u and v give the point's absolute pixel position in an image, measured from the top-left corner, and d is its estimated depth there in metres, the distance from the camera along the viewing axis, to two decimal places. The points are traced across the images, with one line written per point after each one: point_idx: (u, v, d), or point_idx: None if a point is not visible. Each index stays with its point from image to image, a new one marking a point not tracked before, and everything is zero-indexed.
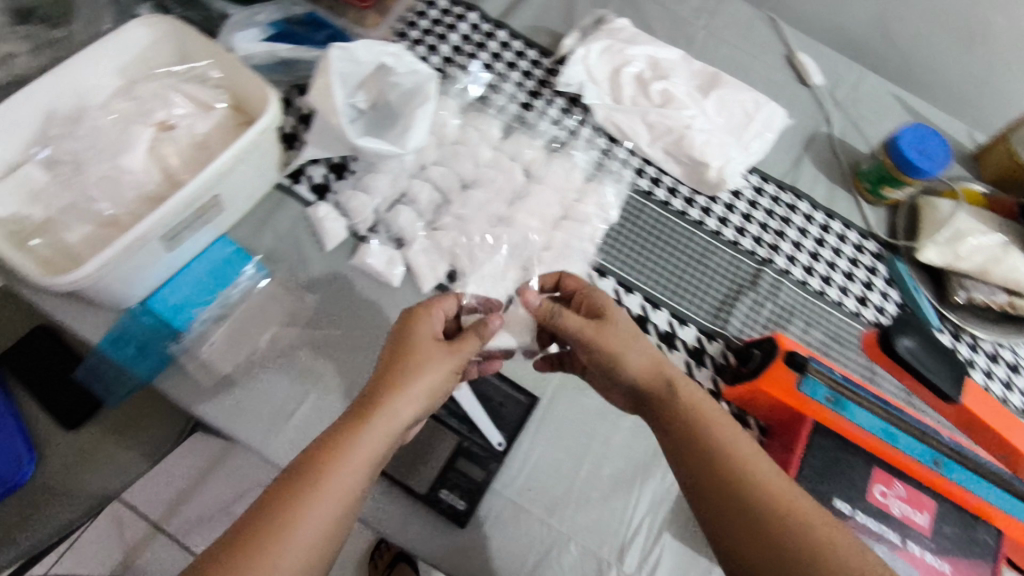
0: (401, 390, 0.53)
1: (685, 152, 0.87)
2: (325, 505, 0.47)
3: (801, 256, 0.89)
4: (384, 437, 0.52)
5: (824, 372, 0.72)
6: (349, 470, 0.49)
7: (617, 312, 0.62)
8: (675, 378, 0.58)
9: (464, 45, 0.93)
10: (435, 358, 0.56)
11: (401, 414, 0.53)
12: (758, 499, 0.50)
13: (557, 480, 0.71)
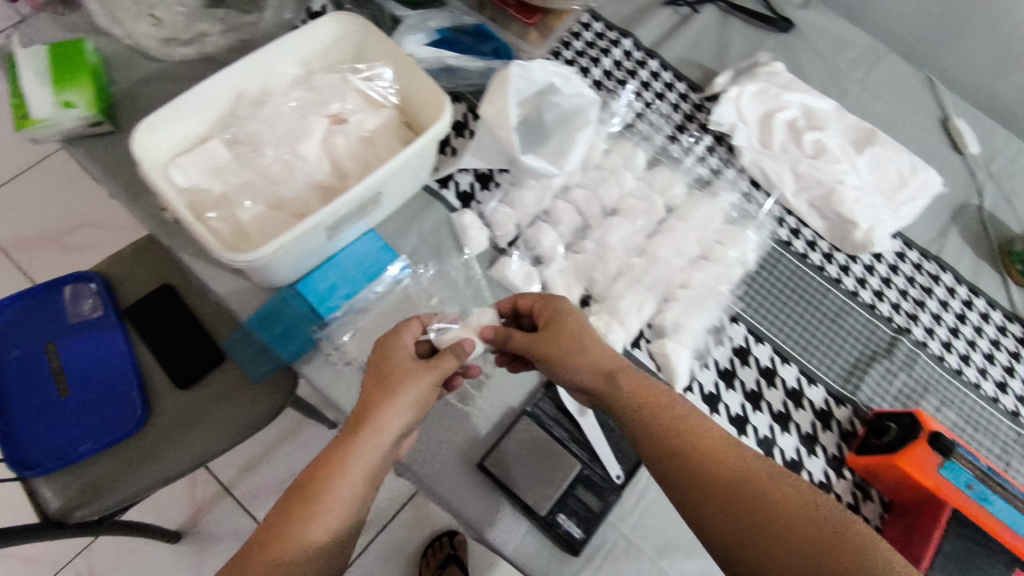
0: (396, 396, 0.56)
1: (833, 208, 0.85)
2: (334, 503, 0.51)
3: (940, 330, 0.85)
4: (388, 432, 0.54)
5: (969, 458, 0.69)
6: (354, 464, 0.52)
7: (567, 317, 0.63)
8: (616, 370, 0.60)
9: (615, 71, 0.92)
10: (426, 359, 0.59)
11: (403, 406, 0.56)
12: (751, 530, 0.51)
13: (672, 524, 0.70)
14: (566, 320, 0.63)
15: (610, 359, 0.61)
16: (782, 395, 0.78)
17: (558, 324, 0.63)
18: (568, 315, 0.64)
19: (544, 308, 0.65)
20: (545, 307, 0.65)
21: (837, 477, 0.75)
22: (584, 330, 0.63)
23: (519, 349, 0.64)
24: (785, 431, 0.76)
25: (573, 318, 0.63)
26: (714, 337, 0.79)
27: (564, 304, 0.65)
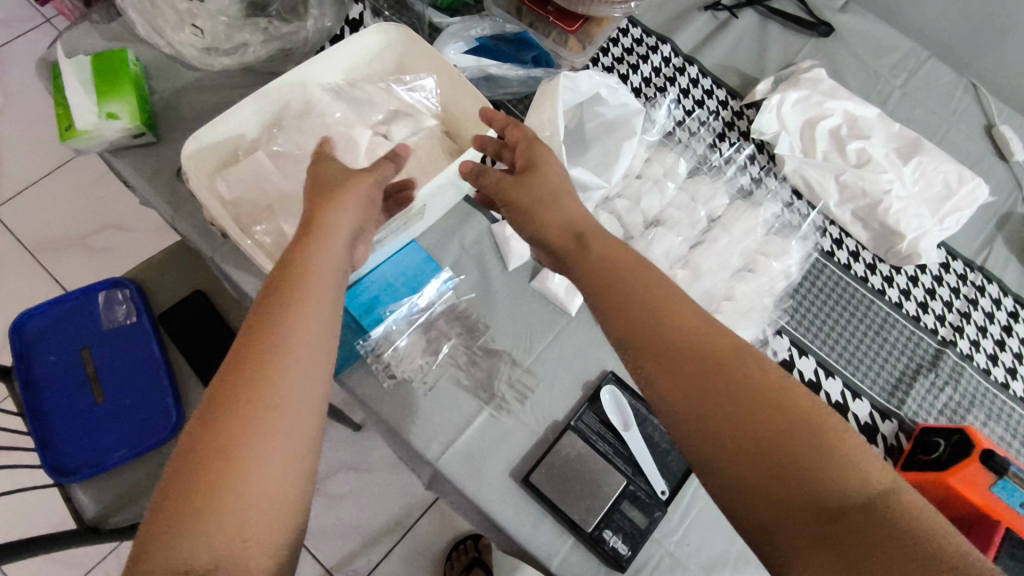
0: (305, 264, 0.50)
1: (878, 219, 0.84)
2: (262, 395, 0.43)
3: (986, 343, 0.84)
4: (302, 301, 0.48)
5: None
6: (274, 350, 0.45)
7: (544, 161, 0.61)
8: (584, 229, 0.57)
9: (655, 78, 0.92)
10: (340, 220, 0.53)
11: (318, 273, 0.50)
12: (725, 421, 0.45)
13: (718, 542, 0.69)
14: (543, 161, 0.61)
15: (574, 209, 0.58)
16: (827, 410, 0.77)
17: (530, 170, 0.60)
18: (545, 155, 0.61)
19: (523, 146, 0.62)
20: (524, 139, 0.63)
21: None
22: (561, 179, 0.61)
23: (489, 189, 0.61)
24: None
25: (545, 157, 0.61)
26: (759, 351, 0.78)
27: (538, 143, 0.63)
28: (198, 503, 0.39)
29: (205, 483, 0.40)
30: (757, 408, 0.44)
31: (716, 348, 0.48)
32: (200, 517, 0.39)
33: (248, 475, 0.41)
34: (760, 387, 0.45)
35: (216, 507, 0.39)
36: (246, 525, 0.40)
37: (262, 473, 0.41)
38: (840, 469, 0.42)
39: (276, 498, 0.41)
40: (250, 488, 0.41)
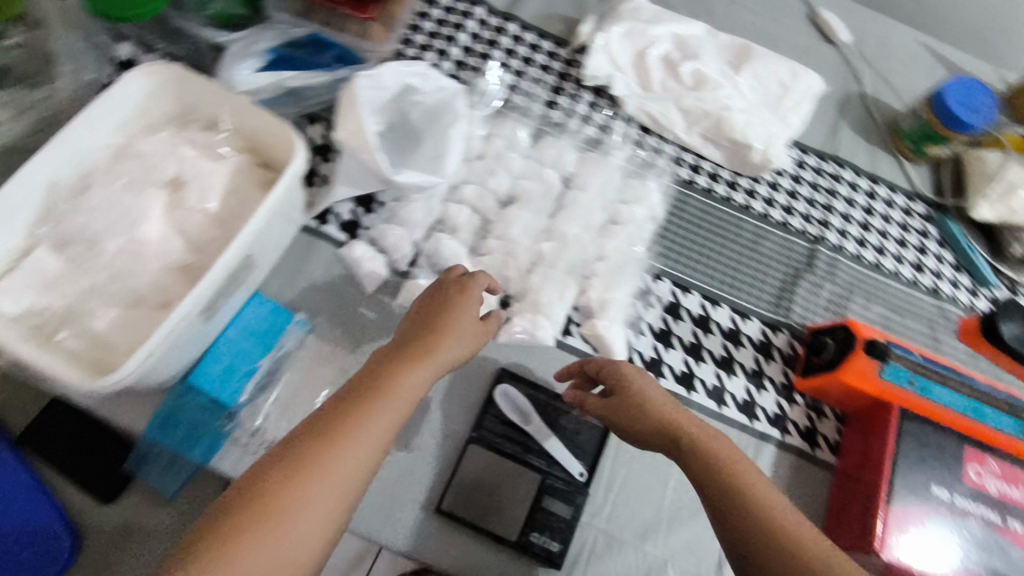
0: (414, 371, 0.52)
1: (725, 136, 0.83)
2: (322, 491, 0.45)
3: (852, 229, 0.86)
4: (394, 415, 0.50)
5: (905, 355, 0.70)
6: (354, 444, 0.47)
7: (639, 380, 0.60)
8: (676, 423, 0.57)
9: (475, 45, 0.86)
10: (453, 345, 0.56)
11: (416, 387, 0.52)
12: (758, 547, 0.48)
13: (645, 503, 0.69)
14: (638, 384, 0.60)
15: (675, 415, 0.57)
16: (721, 340, 0.77)
17: (625, 394, 0.60)
18: (642, 378, 0.61)
19: (614, 368, 0.62)
20: (613, 364, 0.62)
21: (790, 405, 0.76)
22: (655, 389, 0.60)
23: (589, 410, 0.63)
24: (732, 374, 0.76)
25: (643, 381, 0.60)
26: (642, 301, 0.77)
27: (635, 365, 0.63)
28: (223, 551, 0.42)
29: (241, 540, 0.42)
30: (796, 544, 0.48)
31: (773, 500, 0.51)
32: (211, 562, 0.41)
33: (275, 547, 0.43)
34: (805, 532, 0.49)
35: (237, 557, 0.42)
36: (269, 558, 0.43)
37: (284, 551, 0.43)
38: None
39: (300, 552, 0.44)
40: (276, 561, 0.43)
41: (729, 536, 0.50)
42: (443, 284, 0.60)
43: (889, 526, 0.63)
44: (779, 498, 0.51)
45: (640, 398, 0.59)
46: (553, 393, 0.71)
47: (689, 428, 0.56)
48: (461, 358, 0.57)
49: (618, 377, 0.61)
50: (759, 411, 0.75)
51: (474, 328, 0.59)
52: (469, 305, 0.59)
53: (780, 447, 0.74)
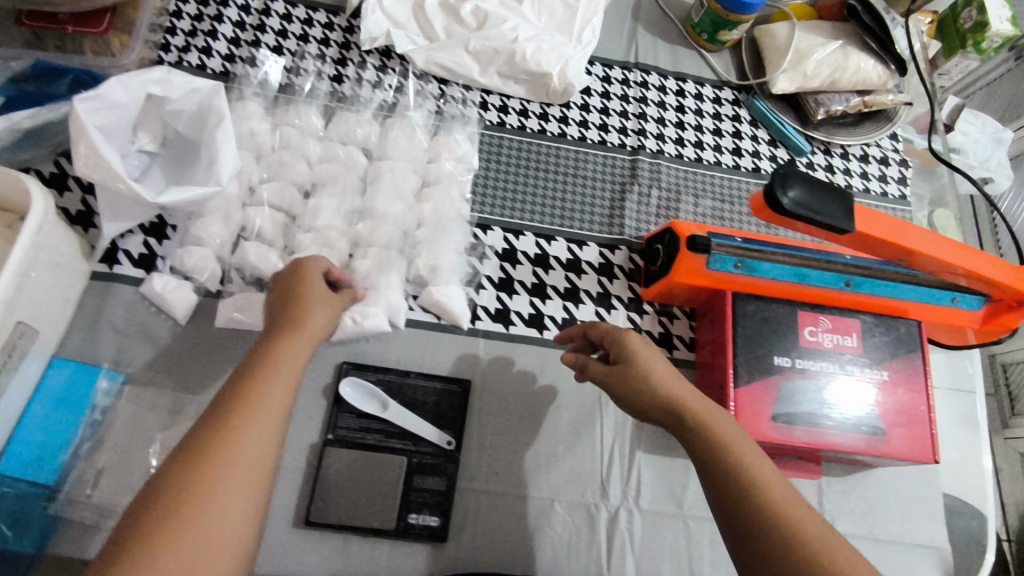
0: (291, 344, 0.51)
1: (521, 69, 0.81)
2: (232, 464, 0.43)
3: (668, 131, 0.86)
4: (286, 385, 0.49)
5: (728, 243, 0.70)
6: (253, 419, 0.46)
7: (646, 353, 0.55)
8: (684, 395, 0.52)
9: (241, 34, 0.81)
10: (313, 324, 0.54)
11: (296, 360, 0.51)
12: (748, 509, 0.45)
13: (520, 451, 0.69)
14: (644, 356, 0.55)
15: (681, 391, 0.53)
16: (562, 273, 0.77)
17: (628, 362, 0.55)
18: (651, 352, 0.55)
19: (619, 338, 0.57)
20: (620, 336, 0.57)
21: (641, 316, 0.77)
22: (661, 362, 0.55)
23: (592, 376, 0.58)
24: (579, 303, 0.76)
25: (650, 354, 0.55)
26: (475, 256, 0.76)
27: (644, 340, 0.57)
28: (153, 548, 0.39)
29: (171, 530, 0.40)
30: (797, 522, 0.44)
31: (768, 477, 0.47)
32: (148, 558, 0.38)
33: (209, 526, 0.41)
34: (799, 509, 0.45)
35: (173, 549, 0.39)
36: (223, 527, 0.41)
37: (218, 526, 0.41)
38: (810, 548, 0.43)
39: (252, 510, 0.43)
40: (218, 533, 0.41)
41: (722, 498, 0.47)
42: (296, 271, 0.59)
43: (741, 406, 0.65)
44: (777, 475, 0.47)
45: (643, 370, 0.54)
46: (404, 370, 0.70)
47: (695, 404, 0.51)
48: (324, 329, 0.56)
49: (623, 348, 0.56)
50: None
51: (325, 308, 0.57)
52: (312, 292, 0.57)
53: None
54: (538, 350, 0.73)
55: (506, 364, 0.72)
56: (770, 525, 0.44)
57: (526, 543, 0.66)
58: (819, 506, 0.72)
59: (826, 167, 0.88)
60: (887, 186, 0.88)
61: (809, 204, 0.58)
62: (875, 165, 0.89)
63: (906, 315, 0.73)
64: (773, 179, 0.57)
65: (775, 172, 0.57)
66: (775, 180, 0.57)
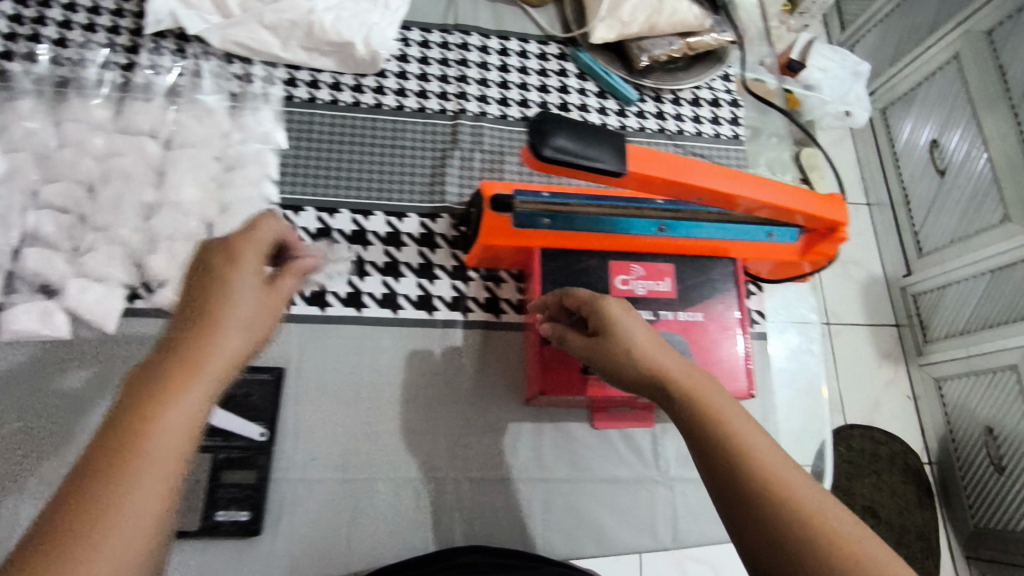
0: (218, 333, 0.35)
1: (322, 41, 0.77)
2: (193, 422, 0.32)
3: (492, 92, 0.83)
4: (260, 332, 0.38)
5: (533, 200, 0.68)
6: (211, 378, 0.34)
7: (624, 319, 0.47)
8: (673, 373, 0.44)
9: (18, 29, 0.76)
10: (288, 257, 0.42)
11: (270, 306, 0.39)
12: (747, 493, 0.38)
13: (339, 433, 0.68)
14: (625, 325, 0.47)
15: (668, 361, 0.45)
16: (381, 248, 0.74)
17: (606, 332, 0.48)
18: (634, 316, 0.48)
19: (595, 302, 0.50)
20: (598, 301, 0.50)
21: (466, 283, 0.75)
22: (643, 328, 0.47)
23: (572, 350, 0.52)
24: (400, 277, 0.74)
25: (631, 317, 0.48)
26: None
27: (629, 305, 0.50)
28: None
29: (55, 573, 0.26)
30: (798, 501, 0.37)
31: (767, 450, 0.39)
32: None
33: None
34: (802, 486, 0.37)
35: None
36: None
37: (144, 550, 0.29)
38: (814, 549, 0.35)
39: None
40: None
41: (715, 478, 0.39)
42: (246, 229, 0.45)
43: (548, 359, 0.66)
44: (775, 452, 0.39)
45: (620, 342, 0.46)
46: None
47: (683, 377, 0.44)
48: (302, 274, 0.44)
49: (602, 314, 0.48)
50: (437, 302, 0.74)
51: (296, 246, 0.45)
52: (264, 242, 0.41)
53: (465, 328, 0.73)
54: (357, 329, 0.71)
55: (322, 347, 0.70)
56: (765, 504, 0.37)
57: (348, 525, 0.65)
58: (653, 453, 0.73)
59: (657, 115, 0.87)
60: (719, 128, 0.88)
61: (573, 150, 0.56)
62: (707, 108, 0.89)
63: (724, 255, 0.73)
64: (541, 121, 0.55)
65: (543, 113, 0.55)
66: (534, 130, 0.55)
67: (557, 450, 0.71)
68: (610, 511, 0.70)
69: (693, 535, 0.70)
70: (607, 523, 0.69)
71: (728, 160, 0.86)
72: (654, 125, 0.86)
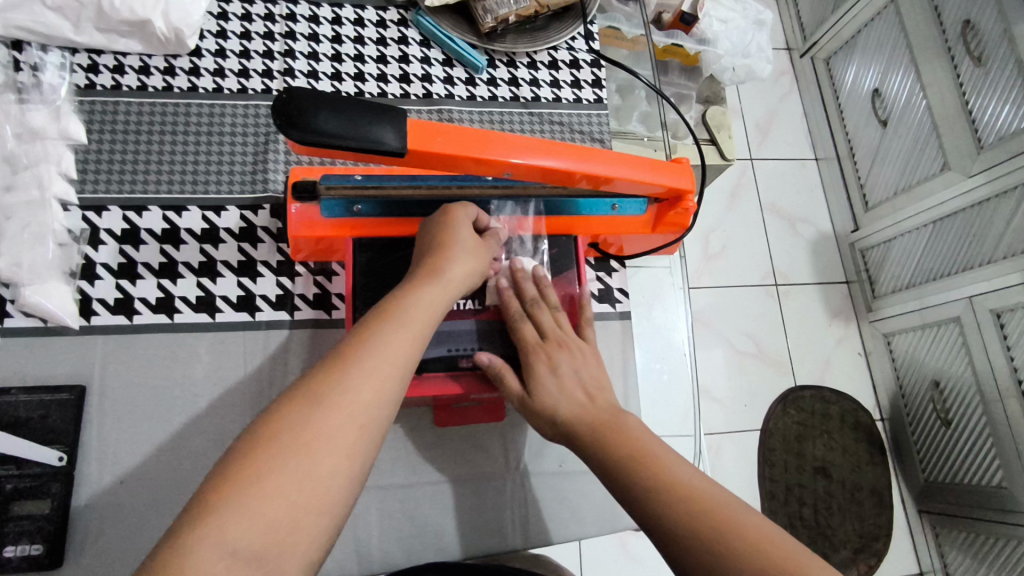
0: (444, 273, 0.53)
1: (116, 21, 0.70)
2: (352, 395, 0.42)
3: (323, 66, 0.77)
4: (422, 328, 0.49)
5: (342, 183, 0.61)
6: (377, 358, 0.44)
7: (552, 363, 0.59)
8: (585, 408, 0.56)
9: None
10: (456, 260, 0.55)
11: (433, 304, 0.51)
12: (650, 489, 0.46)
13: (150, 451, 0.62)
14: (546, 375, 0.58)
15: (586, 399, 0.56)
16: (196, 247, 0.68)
17: (534, 376, 0.58)
18: (567, 358, 0.59)
19: (528, 350, 0.59)
20: (541, 347, 0.59)
21: (292, 280, 0.70)
22: (573, 371, 0.59)
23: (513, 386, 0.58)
24: (217, 277, 0.68)
25: (567, 361, 0.59)
26: (85, 243, 0.66)
27: (574, 344, 0.61)
28: (239, 486, 0.36)
29: (254, 476, 0.37)
30: (672, 482, 0.46)
31: (660, 455, 0.49)
32: (208, 520, 0.35)
33: (284, 495, 0.37)
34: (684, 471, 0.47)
35: (259, 481, 0.37)
36: (311, 480, 0.38)
37: (318, 479, 0.38)
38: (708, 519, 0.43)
39: (320, 488, 0.38)
40: (312, 474, 0.38)
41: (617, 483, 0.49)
42: (434, 218, 0.59)
43: None
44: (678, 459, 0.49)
45: (543, 397, 0.57)
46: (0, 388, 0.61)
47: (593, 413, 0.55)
48: (473, 272, 0.56)
49: (540, 360, 0.59)
50: (259, 302, 0.68)
51: (478, 238, 0.58)
52: (467, 223, 0.58)
53: (291, 328, 0.68)
54: (168, 336, 0.66)
55: (130, 358, 0.64)
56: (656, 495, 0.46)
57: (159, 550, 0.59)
58: (503, 449, 0.68)
59: (509, 81, 0.80)
60: (580, 91, 0.81)
61: (342, 132, 0.48)
62: (566, 71, 0.82)
63: (567, 231, 0.69)
64: (295, 97, 0.47)
65: (296, 89, 0.47)
66: (288, 116, 0.47)
67: (394, 454, 0.65)
68: (454, 514, 0.64)
69: (547, 535, 0.65)
70: (450, 529, 0.64)
71: (590, 126, 0.80)
72: (506, 92, 0.80)
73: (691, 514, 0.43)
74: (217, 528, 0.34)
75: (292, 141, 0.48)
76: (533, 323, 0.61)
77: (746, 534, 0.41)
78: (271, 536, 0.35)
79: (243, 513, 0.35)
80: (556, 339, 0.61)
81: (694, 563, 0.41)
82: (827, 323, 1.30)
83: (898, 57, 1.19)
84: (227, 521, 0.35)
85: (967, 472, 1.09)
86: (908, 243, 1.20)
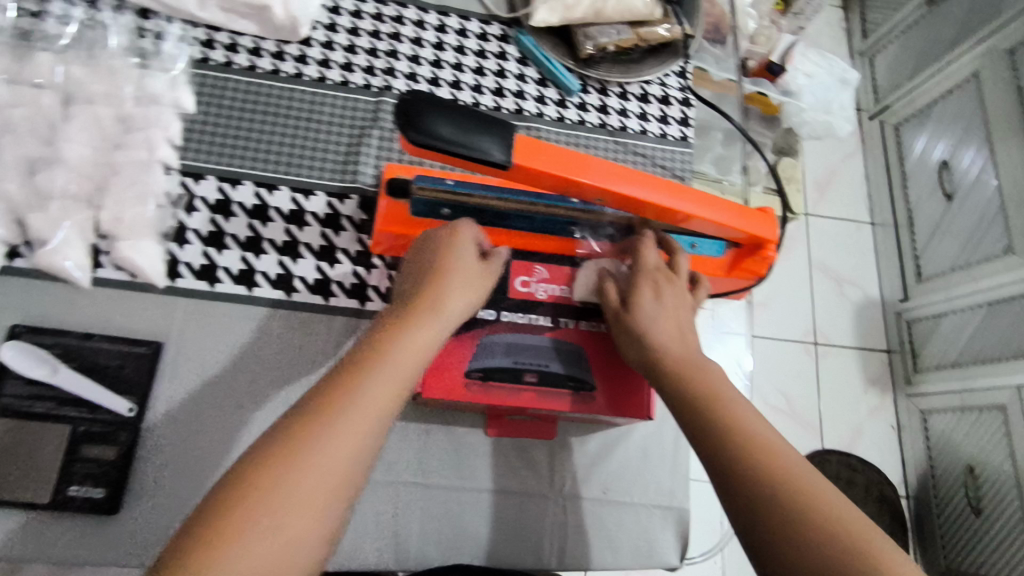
0: (467, 264, 0.54)
1: (239, 3, 0.74)
2: (368, 393, 0.42)
3: (423, 70, 0.79)
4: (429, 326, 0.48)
5: (435, 187, 0.62)
6: (392, 353, 0.44)
7: (662, 290, 0.59)
8: (678, 342, 0.56)
9: None
10: (474, 247, 0.55)
11: (449, 295, 0.51)
12: (723, 437, 0.47)
13: (213, 416, 0.64)
14: (647, 301, 0.58)
15: (674, 330, 0.56)
16: (282, 225, 0.71)
17: (636, 296, 0.59)
18: (673, 293, 0.59)
19: (642, 271, 0.60)
20: (655, 274, 0.60)
21: (369, 271, 0.72)
22: (676, 306, 0.58)
23: (611, 301, 0.60)
24: (298, 258, 0.70)
25: (673, 296, 0.59)
26: (181, 208, 0.69)
27: (683, 287, 0.61)
28: (250, 488, 0.36)
29: (264, 477, 0.37)
30: (746, 429, 0.47)
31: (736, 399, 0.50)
32: (221, 524, 0.35)
33: (294, 497, 0.37)
34: (768, 431, 0.47)
35: (270, 484, 0.37)
36: (316, 478, 0.38)
37: (324, 479, 0.38)
38: (779, 470, 0.44)
39: (326, 486, 0.38)
40: (316, 479, 0.38)
41: (692, 423, 0.49)
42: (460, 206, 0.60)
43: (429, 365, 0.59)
44: (750, 409, 0.49)
45: (641, 314, 0.57)
46: (86, 333, 0.64)
47: (676, 346, 0.55)
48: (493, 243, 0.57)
49: (647, 284, 0.59)
50: (334, 288, 0.70)
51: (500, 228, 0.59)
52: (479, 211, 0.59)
53: (362, 318, 0.70)
54: (245, 308, 0.68)
55: (206, 323, 0.67)
56: (729, 440, 0.46)
57: None
58: (549, 468, 0.68)
59: (599, 108, 0.82)
60: (667, 127, 0.83)
61: (456, 140, 0.50)
62: (656, 105, 0.84)
63: None
64: (416, 100, 0.50)
65: (419, 92, 0.50)
66: (409, 115, 0.49)
67: (441, 455, 0.66)
68: (494, 525, 0.65)
69: (581, 559, 0.65)
70: (485, 538, 0.64)
71: (673, 162, 0.81)
72: (595, 119, 0.81)
73: (763, 468, 0.44)
74: (227, 533, 0.35)
75: (407, 140, 0.50)
76: (653, 254, 0.62)
77: (815, 494, 0.42)
78: (277, 540, 0.36)
79: (252, 517, 0.36)
80: (670, 274, 0.61)
81: (755, 507, 0.43)
82: (862, 389, 1.27)
83: (972, 134, 1.18)
84: (240, 526, 0.35)
85: (991, 569, 1.06)
86: (960, 321, 1.17)
